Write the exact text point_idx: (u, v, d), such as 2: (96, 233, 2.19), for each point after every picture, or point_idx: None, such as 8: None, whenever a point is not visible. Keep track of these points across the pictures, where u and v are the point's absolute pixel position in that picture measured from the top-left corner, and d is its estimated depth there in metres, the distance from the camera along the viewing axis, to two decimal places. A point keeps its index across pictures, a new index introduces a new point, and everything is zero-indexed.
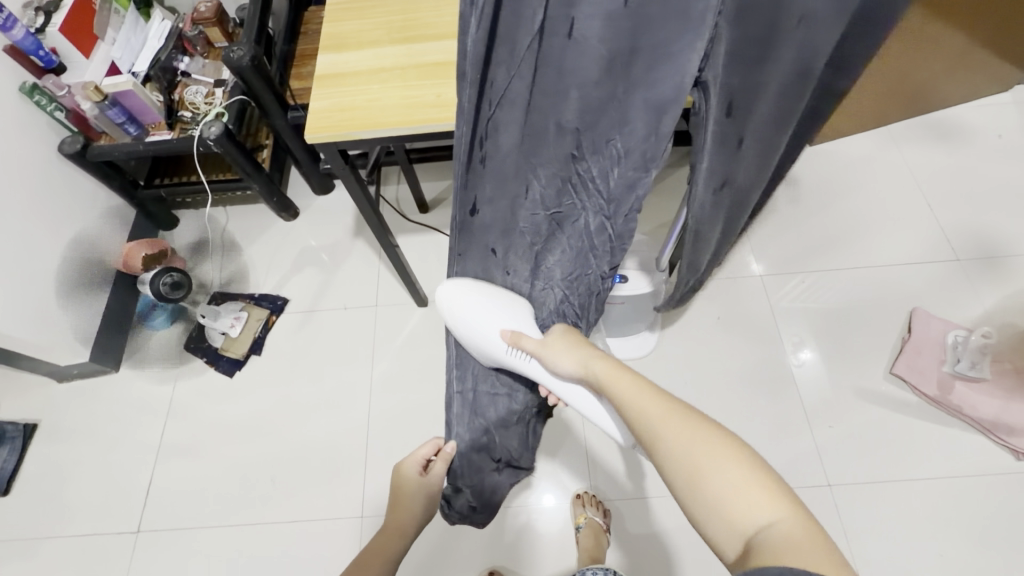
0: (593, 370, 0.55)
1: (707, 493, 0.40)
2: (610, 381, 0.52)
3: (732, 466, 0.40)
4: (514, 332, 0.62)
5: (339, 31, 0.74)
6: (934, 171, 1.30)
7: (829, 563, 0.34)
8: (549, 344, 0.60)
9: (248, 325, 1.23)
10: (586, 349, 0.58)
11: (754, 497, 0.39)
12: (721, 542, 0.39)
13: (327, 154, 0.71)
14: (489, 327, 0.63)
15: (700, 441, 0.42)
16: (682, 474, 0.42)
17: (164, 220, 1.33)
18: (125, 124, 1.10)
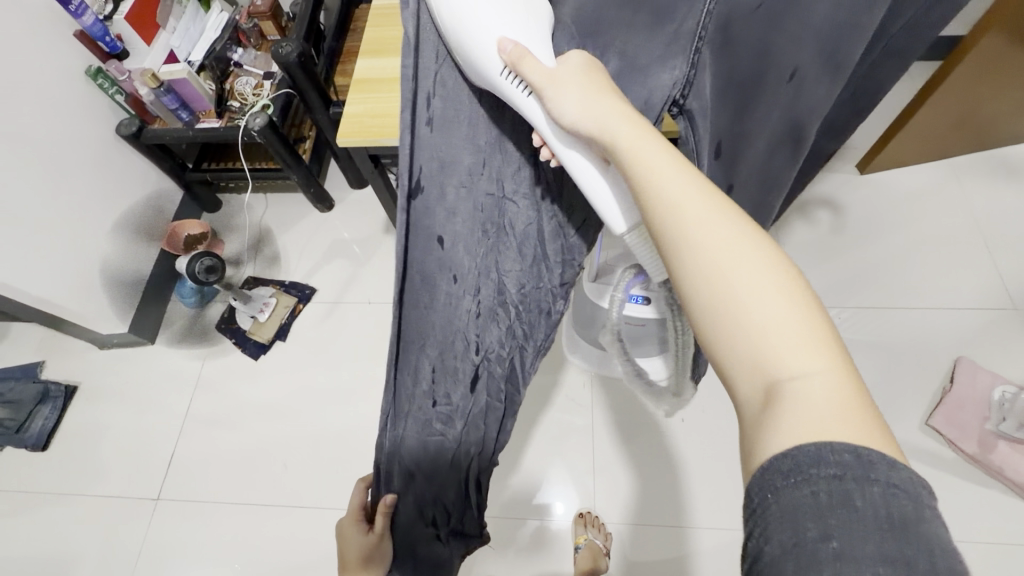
0: (606, 126, 0.35)
1: (734, 326, 0.29)
2: (625, 145, 0.34)
3: (767, 291, 0.29)
4: (519, 49, 0.35)
5: (379, 37, 0.75)
6: (997, 211, 1.21)
7: (873, 437, 0.26)
8: (560, 79, 0.35)
9: (275, 311, 1.26)
10: (606, 98, 0.35)
11: (790, 326, 0.28)
12: (733, 387, 0.30)
13: (357, 158, 0.72)
14: (480, 23, 0.34)
15: (722, 230, 0.31)
16: (707, 294, 0.30)
17: (208, 203, 1.38)
18: (177, 110, 1.16)
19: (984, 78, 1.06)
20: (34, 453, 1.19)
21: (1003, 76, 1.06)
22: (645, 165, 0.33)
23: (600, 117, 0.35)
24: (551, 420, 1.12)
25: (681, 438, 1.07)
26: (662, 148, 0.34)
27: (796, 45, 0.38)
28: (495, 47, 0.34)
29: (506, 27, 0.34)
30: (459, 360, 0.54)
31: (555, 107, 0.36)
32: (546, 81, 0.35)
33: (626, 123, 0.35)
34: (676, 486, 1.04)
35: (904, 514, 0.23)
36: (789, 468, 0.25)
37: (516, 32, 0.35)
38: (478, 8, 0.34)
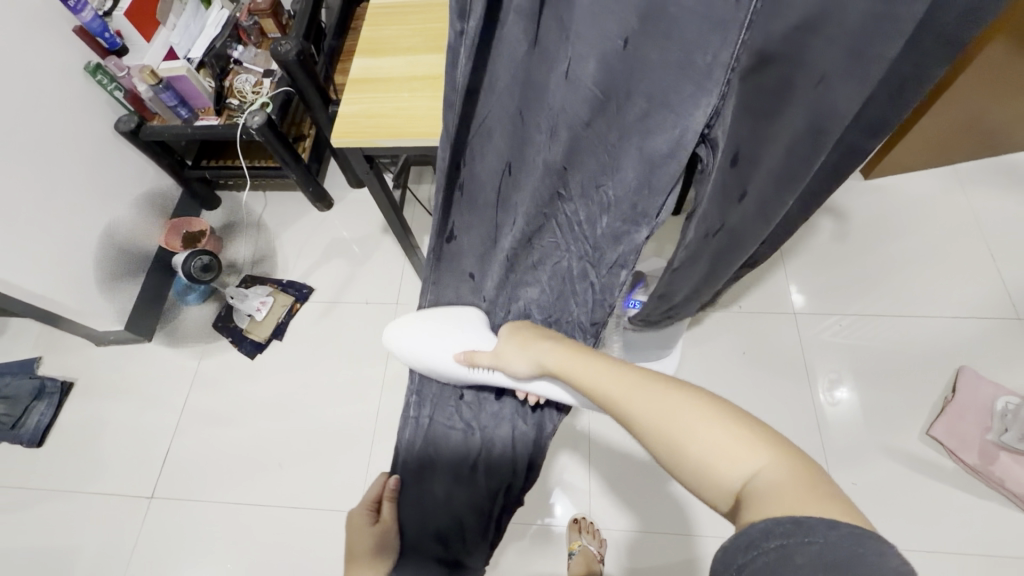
0: (539, 357, 0.62)
1: (691, 455, 0.40)
2: (554, 364, 0.60)
3: (700, 421, 0.41)
4: (467, 353, 0.71)
5: (377, 37, 0.74)
6: (1002, 219, 1.19)
7: (823, 504, 0.33)
8: (501, 354, 0.68)
9: (272, 310, 1.26)
10: (540, 343, 0.63)
11: (722, 444, 0.39)
12: (713, 503, 0.40)
13: (352, 159, 0.71)
14: (444, 352, 0.74)
15: (650, 400, 0.45)
16: (659, 437, 0.43)
17: (206, 200, 1.37)
18: (176, 107, 1.15)
19: (988, 84, 1.04)
20: (30, 449, 1.19)
21: (1008, 82, 1.04)
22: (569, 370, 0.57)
23: (544, 357, 0.60)
24: None
25: None
26: (591, 364, 0.54)
27: (822, 52, 0.32)
28: (454, 354, 0.73)
29: (453, 346, 0.73)
30: (484, 386, 0.77)
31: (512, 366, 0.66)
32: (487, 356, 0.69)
33: (562, 352, 0.59)
34: (672, 493, 1.03)
35: (841, 558, 0.28)
36: (748, 546, 0.32)
37: (460, 346, 0.73)
38: (438, 332, 0.74)
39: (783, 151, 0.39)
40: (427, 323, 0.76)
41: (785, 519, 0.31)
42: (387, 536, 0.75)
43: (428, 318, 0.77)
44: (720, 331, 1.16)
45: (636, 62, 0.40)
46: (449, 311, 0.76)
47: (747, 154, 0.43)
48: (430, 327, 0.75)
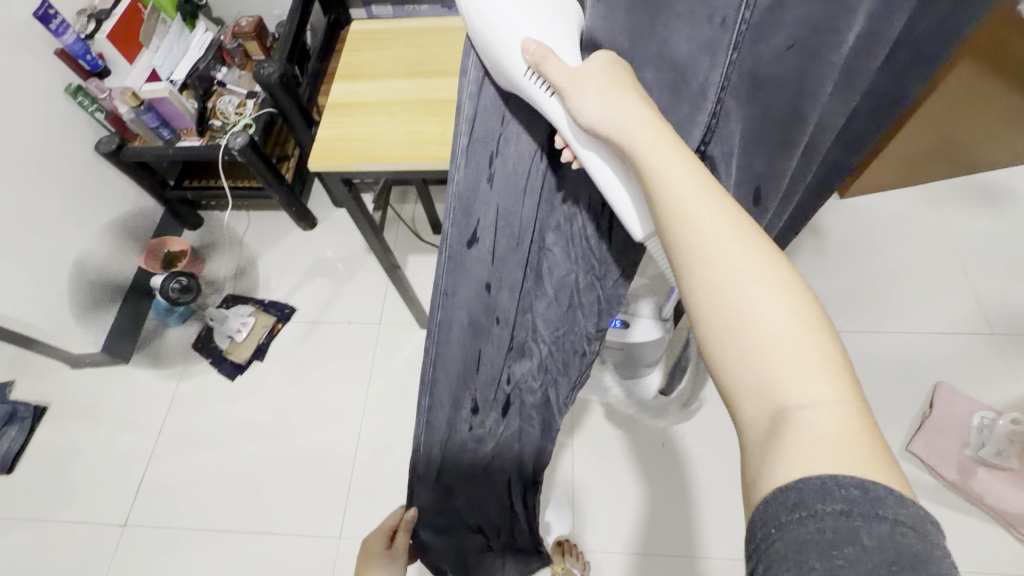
0: (629, 130, 0.35)
1: (750, 347, 0.29)
2: (649, 159, 0.34)
3: (788, 314, 0.29)
4: (542, 47, 0.37)
5: (356, 62, 0.76)
6: (973, 236, 1.22)
7: (879, 471, 0.26)
8: (581, 76, 0.36)
9: (253, 330, 1.25)
10: (630, 96, 0.35)
11: (799, 360, 0.28)
12: (741, 412, 0.30)
13: (329, 182, 0.72)
14: (505, 29, 0.37)
15: (731, 236, 0.31)
16: (730, 316, 0.30)
17: (189, 220, 1.37)
18: (158, 128, 1.15)
19: (967, 107, 1.08)
20: None
21: (985, 105, 1.08)
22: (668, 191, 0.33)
23: (619, 117, 0.35)
24: None
25: (661, 463, 1.06)
26: (682, 153, 0.34)
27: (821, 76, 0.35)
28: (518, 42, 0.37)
29: (533, 28, 0.37)
30: (492, 394, 0.63)
31: (577, 104, 0.37)
32: (567, 81, 0.37)
33: (653, 125, 0.35)
34: (656, 513, 1.02)
35: (910, 553, 0.22)
36: (793, 503, 0.25)
37: (541, 32, 0.37)
38: (509, 10, 0.38)
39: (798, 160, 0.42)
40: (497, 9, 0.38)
41: (836, 476, 0.25)
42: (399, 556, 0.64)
43: None
44: None
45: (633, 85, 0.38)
46: None
47: (769, 185, 0.44)
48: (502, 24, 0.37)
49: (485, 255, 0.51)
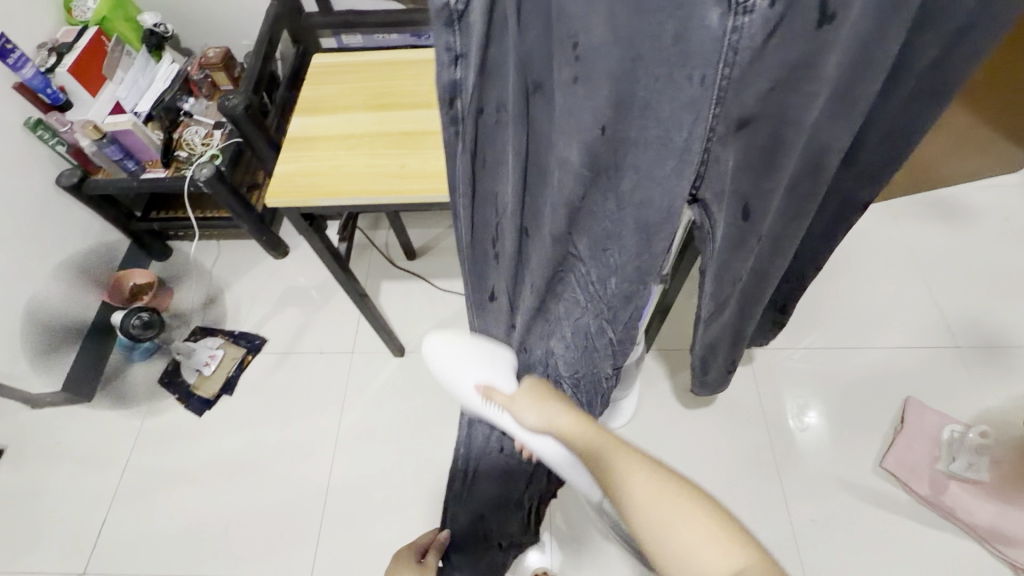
0: (556, 420, 0.63)
1: (679, 537, 0.44)
2: (581, 442, 0.59)
3: (689, 507, 0.45)
4: (488, 386, 0.72)
5: (316, 95, 0.76)
6: (934, 250, 1.26)
7: None
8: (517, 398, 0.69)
9: (222, 364, 1.22)
10: (550, 403, 0.65)
11: (684, 526, 0.44)
12: None
13: (289, 218, 0.71)
14: (463, 378, 0.75)
15: (643, 468, 0.50)
16: (656, 524, 0.45)
17: (157, 252, 1.34)
18: (122, 160, 1.14)
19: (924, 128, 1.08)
20: None
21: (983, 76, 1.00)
22: (599, 453, 0.55)
23: (546, 413, 0.64)
24: None
25: None
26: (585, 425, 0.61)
27: (794, 127, 0.44)
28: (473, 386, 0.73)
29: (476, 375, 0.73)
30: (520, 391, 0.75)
31: (521, 417, 0.67)
32: (506, 399, 0.70)
33: (565, 409, 0.64)
34: None
35: None
36: None
37: (483, 377, 0.73)
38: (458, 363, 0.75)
39: (786, 190, 0.50)
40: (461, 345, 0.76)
41: None
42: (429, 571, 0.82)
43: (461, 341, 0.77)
44: (676, 373, 1.16)
45: (621, 140, 0.45)
46: (477, 342, 0.76)
47: (757, 203, 0.50)
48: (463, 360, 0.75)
49: (504, 270, 0.64)
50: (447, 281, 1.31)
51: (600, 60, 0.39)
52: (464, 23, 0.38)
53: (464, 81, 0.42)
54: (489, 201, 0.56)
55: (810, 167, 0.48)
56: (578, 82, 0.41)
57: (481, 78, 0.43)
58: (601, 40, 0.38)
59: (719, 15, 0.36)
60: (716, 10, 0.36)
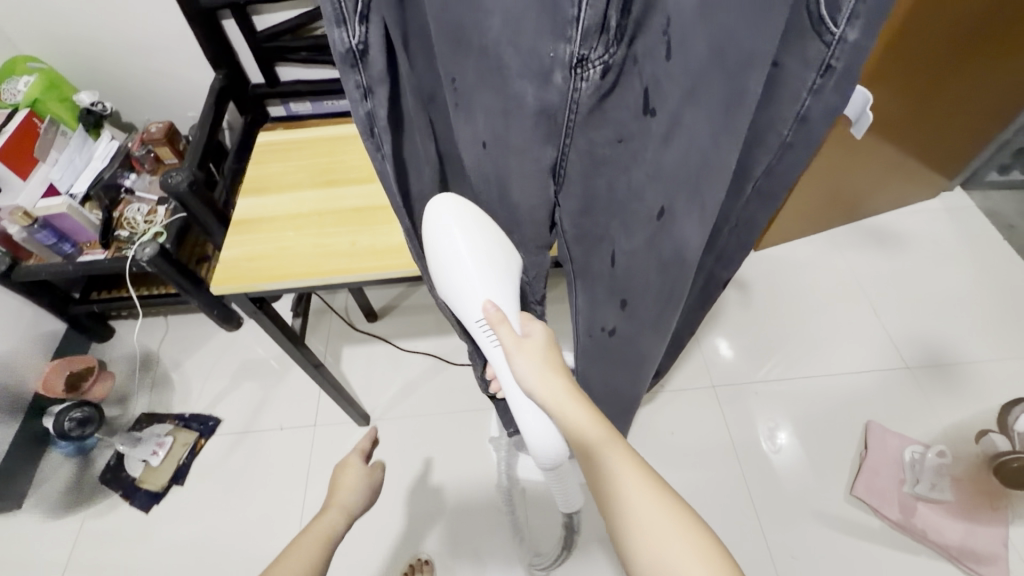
0: (557, 398, 0.48)
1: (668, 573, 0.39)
2: (570, 419, 0.47)
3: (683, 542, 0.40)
4: (498, 312, 0.49)
5: (261, 174, 0.74)
6: (874, 276, 1.33)
7: None
8: (522, 346, 0.50)
9: (172, 451, 1.13)
10: (555, 378, 0.49)
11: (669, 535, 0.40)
12: None
13: (237, 303, 0.68)
14: (473, 290, 0.49)
15: (630, 477, 0.43)
16: (643, 557, 0.41)
17: (98, 334, 1.27)
18: (56, 244, 1.09)
19: (848, 156, 1.19)
20: None
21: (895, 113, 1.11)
22: (584, 440, 0.46)
23: (549, 386, 0.48)
24: (484, 541, 1.03)
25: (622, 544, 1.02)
26: (575, 399, 0.48)
27: (651, 184, 0.41)
28: (482, 301, 0.50)
29: (494, 292, 0.50)
30: None
31: (516, 367, 0.50)
32: (515, 345, 0.50)
33: (566, 387, 0.49)
34: None
35: None
36: None
37: (497, 300, 0.50)
38: (484, 248, 0.48)
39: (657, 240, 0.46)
40: (470, 222, 0.48)
41: None
42: None
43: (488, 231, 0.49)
44: (649, 415, 1.17)
45: (501, 163, 0.42)
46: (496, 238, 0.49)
47: (622, 255, 0.48)
48: (472, 237, 0.47)
49: None
50: (412, 342, 1.28)
51: (473, 94, 0.37)
52: (370, 59, 0.35)
53: (378, 109, 0.38)
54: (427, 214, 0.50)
55: (671, 259, 0.48)
56: (457, 110, 0.39)
57: (394, 104, 0.39)
58: (471, 80, 0.36)
59: (565, 81, 0.34)
60: (560, 71, 0.34)
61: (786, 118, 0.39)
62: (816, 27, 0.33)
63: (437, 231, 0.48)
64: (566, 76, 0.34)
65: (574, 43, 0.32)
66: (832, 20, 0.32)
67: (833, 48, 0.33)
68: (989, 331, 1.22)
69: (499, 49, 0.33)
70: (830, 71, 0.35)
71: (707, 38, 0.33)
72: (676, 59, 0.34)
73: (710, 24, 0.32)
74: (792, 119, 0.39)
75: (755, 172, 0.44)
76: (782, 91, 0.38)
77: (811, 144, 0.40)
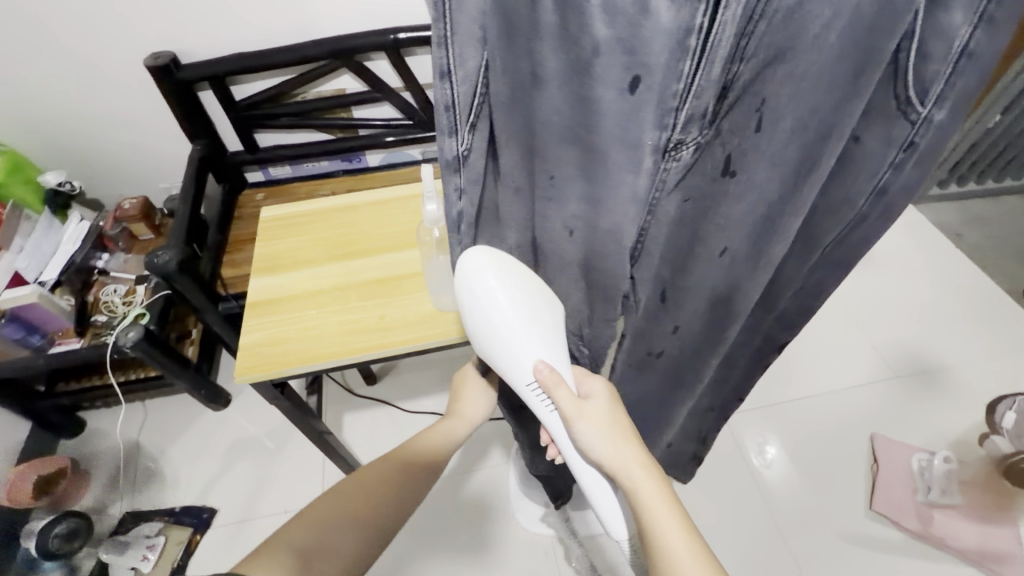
0: (623, 462, 0.47)
1: None
2: (628, 481, 0.47)
3: None
4: (551, 374, 0.45)
5: (273, 252, 0.72)
6: (850, 292, 1.41)
7: None
8: (584, 411, 0.48)
9: (165, 551, 1.04)
10: (622, 443, 0.48)
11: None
12: None
13: (260, 390, 0.64)
14: (523, 351, 0.44)
15: (684, 547, 0.43)
16: None
17: (67, 430, 1.16)
18: (25, 337, 1.00)
19: None
20: None
21: None
22: (646, 505, 0.45)
23: (618, 454, 0.48)
24: None
25: None
26: (644, 468, 0.47)
27: (721, 235, 0.43)
28: (531, 361, 0.45)
29: (542, 351, 0.45)
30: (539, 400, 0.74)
31: (580, 435, 0.48)
32: (575, 410, 0.47)
33: (635, 455, 0.48)
34: None
35: None
36: None
37: (551, 358, 0.45)
38: (527, 303, 0.43)
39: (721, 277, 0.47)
40: (510, 270, 0.42)
41: None
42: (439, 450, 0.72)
43: (523, 280, 0.43)
44: None
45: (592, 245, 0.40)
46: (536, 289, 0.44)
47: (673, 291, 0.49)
48: (505, 288, 0.41)
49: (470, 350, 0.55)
50: (414, 403, 1.24)
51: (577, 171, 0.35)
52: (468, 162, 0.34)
53: (468, 207, 0.36)
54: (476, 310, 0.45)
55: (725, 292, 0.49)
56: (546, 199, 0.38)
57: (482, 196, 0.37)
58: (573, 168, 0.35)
59: (655, 163, 0.34)
60: (653, 156, 0.34)
61: (863, 191, 0.41)
62: (903, 107, 0.36)
63: (476, 290, 0.41)
64: (656, 158, 0.34)
65: (671, 129, 0.33)
66: (919, 102, 0.35)
67: (919, 126, 0.36)
68: (961, 334, 1.30)
69: (604, 142, 0.33)
70: (913, 147, 0.37)
71: (797, 115, 0.35)
72: (763, 131, 0.36)
73: (801, 100, 0.34)
74: (871, 189, 0.41)
75: (824, 239, 0.46)
76: (859, 167, 0.40)
77: (887, 214, 0.42)
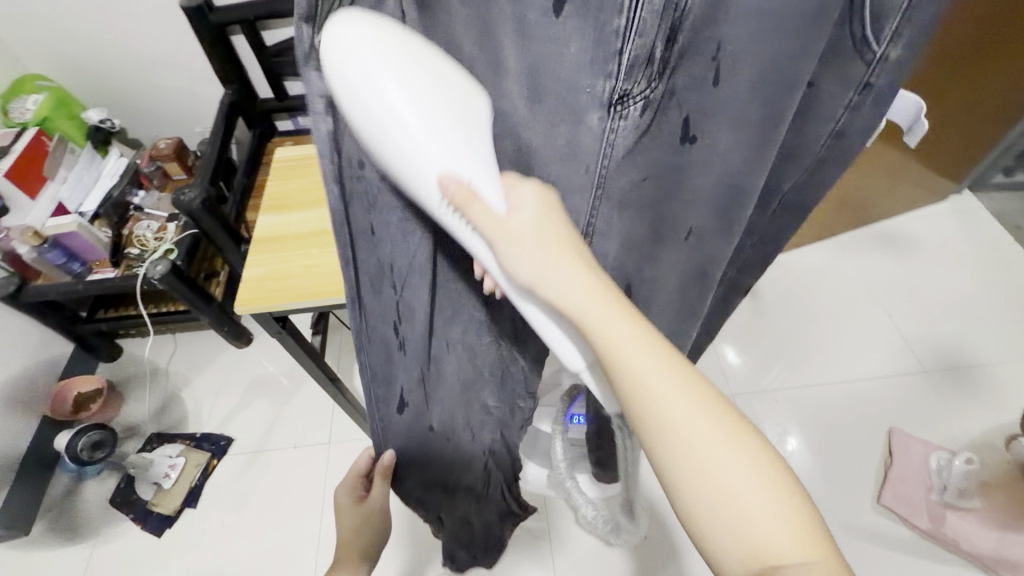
0: (569, 291, 0.29)
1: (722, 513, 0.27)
2: (589, 315, 0.29)
3: (740, 467, 0.28)
4: (461, 181, 0.26)
5: (283, 192, 0.74)
6: (887, 281, 1.32)
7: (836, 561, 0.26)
8: (512, 217, 0.29)
9: (184, 473, 1.11)
10: (565, 255, 0.30)
11: (744, 474, 0.28)
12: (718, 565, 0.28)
13: (261, 322, 0.67)
14: (415, 153, 0.25)
15: (673, 388, 0.28)
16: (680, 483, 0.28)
17: (105, 353, 1.24)
18: (67, 263, 1.07)
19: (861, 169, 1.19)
20: None
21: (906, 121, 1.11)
22: (619, 352, 0.28)
23: (559, 273, 0.29)
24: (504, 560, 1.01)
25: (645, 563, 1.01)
26: (604, 292, 0.29)
27: (687, 212, 0.43)
28: (430, 174, 0.26)
29: (450, 151, 0.25)
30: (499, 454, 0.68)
31: (507, 259, 0.29)
32: (493, 226, 0.28)
33: (584, 273, 0.30)
34: None
35: None
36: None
37: (459, 160, 0.26)
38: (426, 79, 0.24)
39: (690, 256, 0.47)
40: (397, 40, 0.23)
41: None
42: (374, 516, 0.66)
43: (407, 44, 0.24)
44: None
45: None
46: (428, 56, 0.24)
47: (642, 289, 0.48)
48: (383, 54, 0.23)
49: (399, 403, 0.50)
50: None
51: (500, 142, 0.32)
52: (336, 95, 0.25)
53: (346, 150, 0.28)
54: (381, 320, 0.41)
55: (699, 272, 0.49)
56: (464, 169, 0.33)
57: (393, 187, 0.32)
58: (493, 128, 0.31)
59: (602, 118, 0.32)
60: (596, 110, 0.32)
61: (821, 136, 0.39)
62: (858, 47, 0.33)
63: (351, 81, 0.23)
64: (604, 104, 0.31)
65: (616, 78, 0.30)
66: (875, 40, 0.32)
67: (874, 66, 0.33)
68: (1004, 332, 1.21)
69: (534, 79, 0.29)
70: (869, 88, 0.35)
71: (755, 63, 0.33)
72: (722, 84, 0.34)
73: (762, 48, 0.32)
74: (827, 133, 0.39)
75: (782, 188, 0.44)
76: (818, 110, 0.37)
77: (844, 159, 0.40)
